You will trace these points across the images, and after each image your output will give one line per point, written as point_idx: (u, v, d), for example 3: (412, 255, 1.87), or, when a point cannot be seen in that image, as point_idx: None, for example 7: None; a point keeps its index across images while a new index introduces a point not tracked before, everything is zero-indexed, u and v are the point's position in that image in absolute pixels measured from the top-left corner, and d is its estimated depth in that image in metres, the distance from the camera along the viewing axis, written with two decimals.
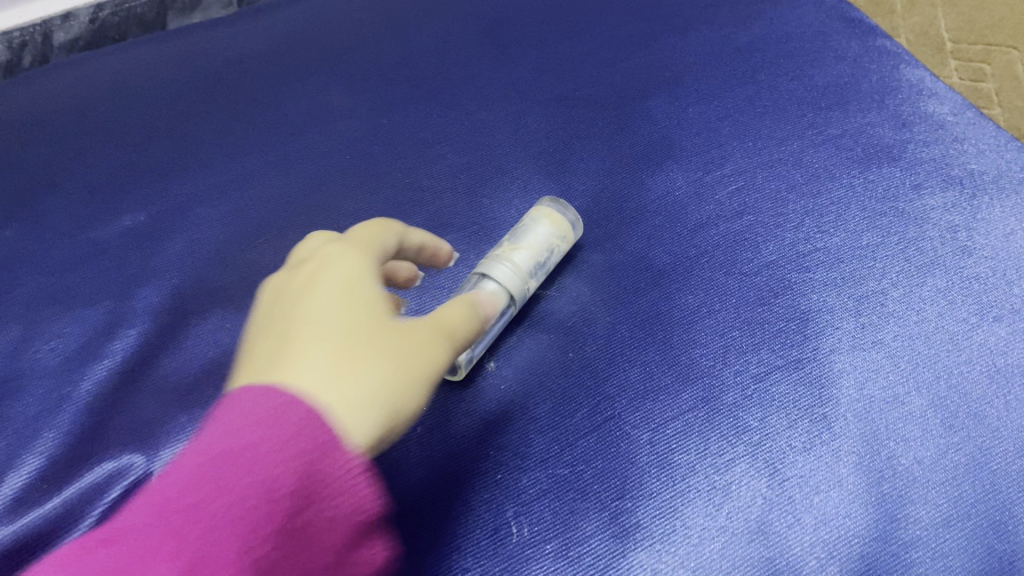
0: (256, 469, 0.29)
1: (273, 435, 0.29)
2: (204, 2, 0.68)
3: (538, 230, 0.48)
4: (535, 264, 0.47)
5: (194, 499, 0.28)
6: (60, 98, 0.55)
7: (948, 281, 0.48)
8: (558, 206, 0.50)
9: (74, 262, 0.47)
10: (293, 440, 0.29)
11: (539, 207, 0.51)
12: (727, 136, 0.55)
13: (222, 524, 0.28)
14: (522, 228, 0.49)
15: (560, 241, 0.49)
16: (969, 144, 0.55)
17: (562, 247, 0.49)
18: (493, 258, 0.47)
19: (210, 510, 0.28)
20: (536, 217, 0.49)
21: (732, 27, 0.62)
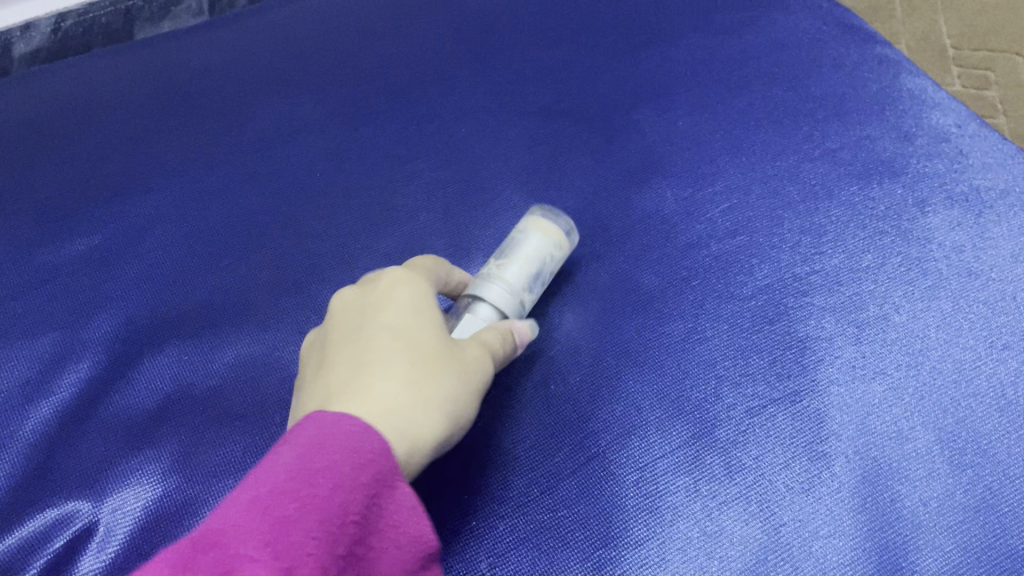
0: (341, 489, 0.28)
1: (352, 456, 0.29)
2: (173, 11, 0.66)
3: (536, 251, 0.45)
4: (530, 278, 0.44)
5: (283, 513, 0.26)
6: (15, 113, 0.53)
7: (954, 306, 0.45)
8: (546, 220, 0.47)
9: (22, 290, 0.44)
10: (367, 463, 0.29)
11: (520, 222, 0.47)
12: (719, 151, 0.53)
13: (310, 543, 0.26)
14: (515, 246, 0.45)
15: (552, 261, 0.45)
16: (974, 158, 0.52)
17: (557, 256, 0.45)
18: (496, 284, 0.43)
19: (301, 525, 0.26)
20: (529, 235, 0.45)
21: (724, 34, 0.59)
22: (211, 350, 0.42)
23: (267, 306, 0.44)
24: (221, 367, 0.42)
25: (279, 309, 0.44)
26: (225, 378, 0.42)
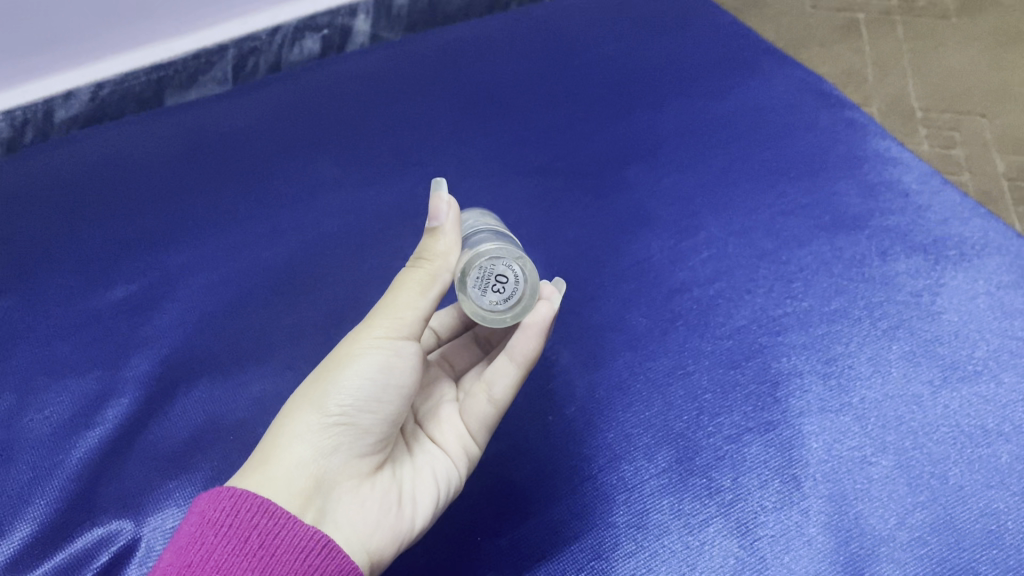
0: (228, 566, 0.33)
1: (233, 534, 0.34)
2: (200, 79, 0.72)
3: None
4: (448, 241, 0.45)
5: None
6: (57, 173, 0.58)
7: (912, 345, 0.49)
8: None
9: (66, 333, 0.49)
10: (247, 534, 0.34)
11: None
12: (700, 205, 0.58)
13: None
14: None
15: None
16: (932, 212, 0.57)
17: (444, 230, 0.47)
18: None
19: None
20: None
21: (703, 102, 0.66)
22: (240, 385, 0.47)
23: (289, 345, 0.49)
24: (248, 400, 0.46)
25: (300, 348, 0.49)
26: (252, 410, 0.46)
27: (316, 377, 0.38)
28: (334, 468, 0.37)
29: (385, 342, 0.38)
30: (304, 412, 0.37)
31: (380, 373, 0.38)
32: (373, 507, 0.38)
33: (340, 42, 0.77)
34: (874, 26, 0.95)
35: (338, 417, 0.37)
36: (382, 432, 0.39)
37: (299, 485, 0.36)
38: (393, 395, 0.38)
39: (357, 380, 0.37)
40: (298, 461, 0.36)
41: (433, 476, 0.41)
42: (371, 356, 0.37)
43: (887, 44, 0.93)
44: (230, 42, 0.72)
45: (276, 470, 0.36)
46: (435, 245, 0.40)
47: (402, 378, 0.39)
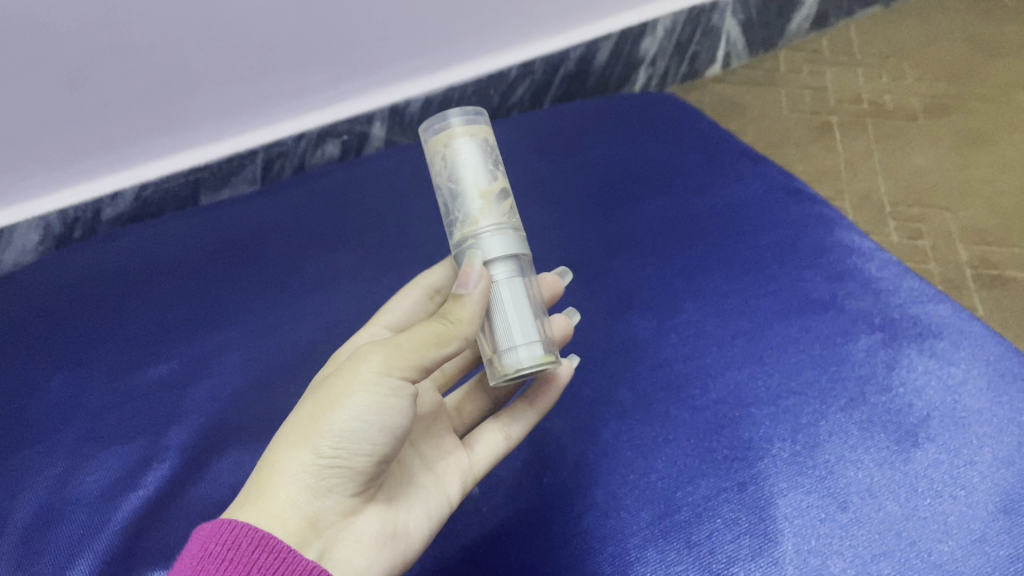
0: None
1: (234, 567, 0.38)
2: (232, 181, 0.83)
3: (453, 184, 0.47)
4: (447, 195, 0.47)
5: None
6: (108, 266, 0.67)
7: (871, 414, 0.55)
8: (446, 138, 0.47)
9: (113, 407, 0.55)
10: (247, 566, 0.38)
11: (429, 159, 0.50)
12: (680, 291, 0.64)
13: None
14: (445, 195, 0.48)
15: (469, 154, 0.47)
16: (890, 296, 0.64)
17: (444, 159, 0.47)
18: (458, 243, 0.46)
19: None
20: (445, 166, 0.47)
21: (682, 201, 0.74)
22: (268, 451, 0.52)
23: None
24: None
25: None
26: None
27: (313, 414, 0.41)
28: (329, 507, 0.41)
29: (379, 383, 0.40)
30: (301, 452, 0.40)
31: (378, 416, 0.40)
32: (369, 542, 0.43)
33: (357, 146, 0.88)
34: (846, 128, 1.04)
35: (333, 460, 0.40)
36: (375, 471, 0.42)
37: (294, 524, 0.40)
38: (389, 435, 0.41)
39: (353, 423, 0.40)
40: (296, 501, 0.40)
41: (426, 512, 0.47)
42: (368, 403, 0.40)
43: (858, 144, 1.01)
44: (260, 148, 0.81)
45: (273, 510, 0.40)
46: (460, 312, 0.43)
47: (399, 419, 0.41)
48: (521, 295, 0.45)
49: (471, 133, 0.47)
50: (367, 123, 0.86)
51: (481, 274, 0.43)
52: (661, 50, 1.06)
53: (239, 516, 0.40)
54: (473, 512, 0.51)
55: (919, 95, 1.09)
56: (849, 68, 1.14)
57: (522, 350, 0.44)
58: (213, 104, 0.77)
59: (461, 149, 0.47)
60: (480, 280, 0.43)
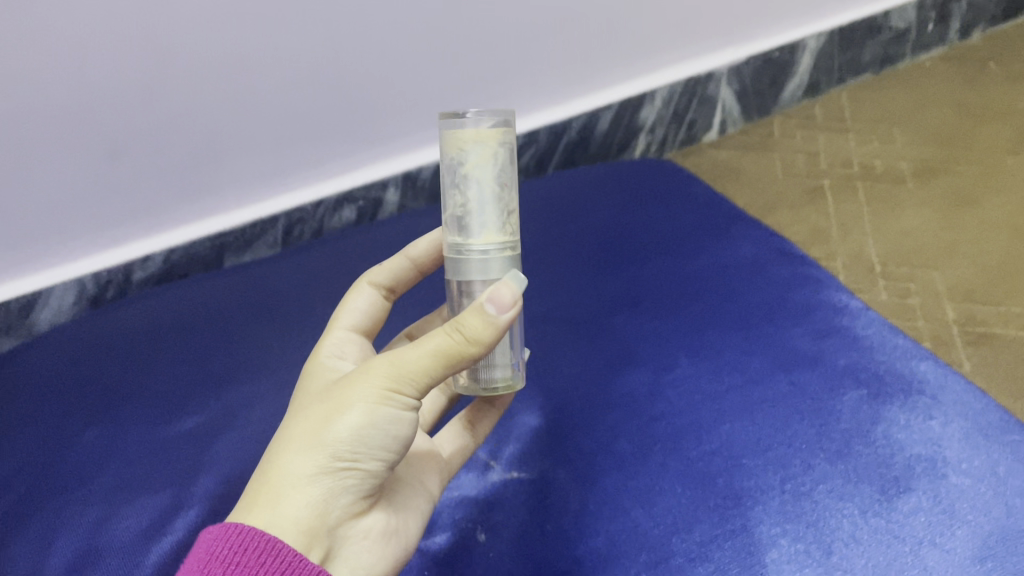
0: None
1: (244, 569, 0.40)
2: (255, 244, 0.88)
3: (488, 189, 0.48)
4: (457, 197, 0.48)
5: None
6: (142, 326, 0.72)
7: (856, 465, 0.58)
8: (490, 142, 0.48)
9: (146, 456, 0.59)
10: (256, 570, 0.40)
11: (446, 142, 0.49)
12: (675, 348, 0.69)
13: None
14: (466, 191, 0.48)
15: (505, 168, 0.49)
16: (875, 353, 0.68)
17: (462, 163, 0.48)
18: (477, 249, 0.48)
19: None
20: (480, 166, 0.48)
21: (676, 265, 0.79)
22: None
23: None
24: None
25: None
26: None
27: (326, 421, 0.44)
28: (342, 507, 0.44)
29: (393, 392, 0.44)
30: (316, 455, 0.43)
31: (391, 424, 0.44)
32: (374, 542, 0.46)
33: (373, 210, 0.93)
34: (837, 190, 1.09)
35: (348, 463, 0.43)
36: (382, 473, 0.46)
37: (309, 524, 0.42)
38: (399, 442, 0.45)
39: (370, 429, 0.43)
40: (310, 502, 0.42)
41: (422, 511, 0.51)
42: (384, 412, 0.44)
43: (849, 206, 1.06)
44: (282, 214, 0.88)
45: (288, 510, 0.42)
46: (482, 336, 0.43)
47: (408, 427, 0.45)
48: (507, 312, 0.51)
49: (489, 139, 0.48)
50: (382, 189, 0.92)
51: (516, 301, 0.44)
52: (659, 117, 1.12)
53: (250, 518, 0.42)
54: (480, 558, 0.55)
55: (909, 159, 1.14)
56: (841, 134, 1.19)
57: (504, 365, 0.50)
58: (241, 172, 0.84)
59: (478, 155, 0.48)
60: (515, 307, 0.44)
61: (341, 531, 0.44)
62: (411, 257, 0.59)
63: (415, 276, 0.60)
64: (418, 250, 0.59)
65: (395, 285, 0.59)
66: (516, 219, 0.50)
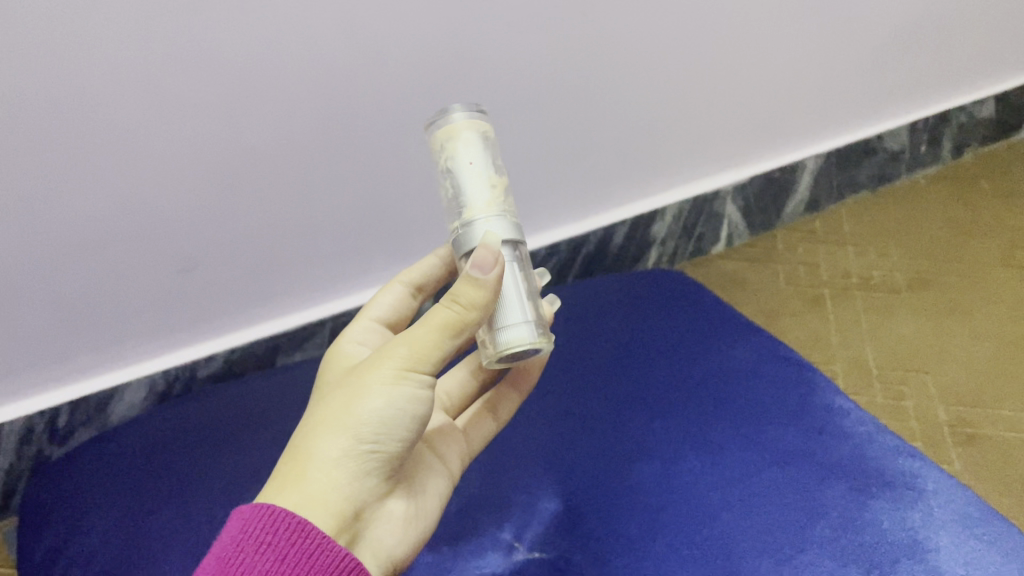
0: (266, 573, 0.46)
1: (270, 550, 0.46)
2: (305, 345, 1.00)
3: (467, 168, 0.55)
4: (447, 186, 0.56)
5: None
6: (208, 418, 0.82)
7: (845, 551, 0.65)
8: (467, 125, 0.56)
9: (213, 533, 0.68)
10: (282, 551, 0.46)
11: (431, 144, 0.58)
12: (682, 443, 0.77)
13: None
14: (451, 177, 0.56)
15: (482, 150, 0.56)
16: (867, 449, 0.75)
17: (444, 152, 0.56)
18: (467, 222, 0.54)
19: None
20: (458, 151, 0.56)
21: (685, 366, 0.88)
22: None
23: None
24: None
25: None
26: None
27: (348, 407, 0.51)
28: (365, 489, 0.52)
29: (409, 376, 0.51)
30: (341, 437, 0.50)
31: (408, 405, 0.51)
32: (392, 526, 0.55)
33: None
34: (837, 299, 1.17)
35: (370, 446, 0.51)
36: (399, 454, 0.53)
37: (337, 506, 0.49)
38: (414, 422, 0.52)
39: (389, 411, 0.51)
40: (336, 485, 0.50)
41: (434, 497, 0.60)
42: (401, 393, 0.51)
43: (848, 313, 1.14)
44: (328, 319, 1.00)
45: (317, 491, 0.49)
46: (477, 298, 0.49)
47: (422, 407, 0.52)
48: (521, 280, 0.54)
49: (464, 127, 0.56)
50: None
51: (498, 260, 0.50)
52: (670, 232, 1.23)
53: (281, 502, 0.48)
54: None
55: (905, 271, 1.22)
56: (840, 246, 1.28)
57: (525, 328, 0.53)
58: (293, 282, 0.95)
59: (455, 141, 0.56)
60: (499, 267, 0.50)
61: (363, 509, 0.52)
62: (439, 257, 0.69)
63: (443, 275, 0.71)
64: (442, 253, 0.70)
65: (421, 283, 0.70)
66: (507, 198, 0.56)
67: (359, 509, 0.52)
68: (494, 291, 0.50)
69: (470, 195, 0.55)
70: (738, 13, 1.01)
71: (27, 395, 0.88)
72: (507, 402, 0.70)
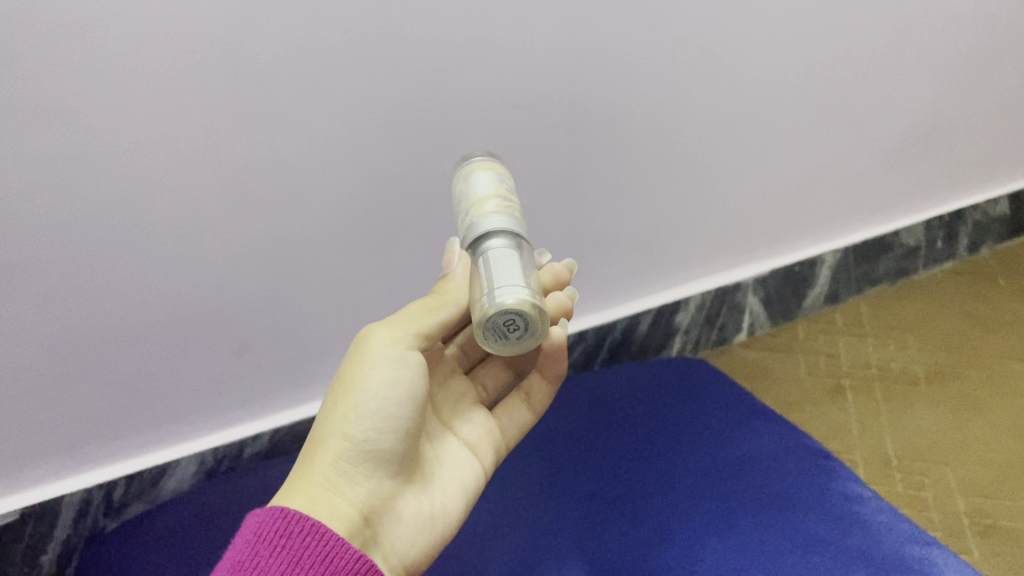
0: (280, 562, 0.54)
1: (282, 544, 0.54)
2: None
3: (471, 187, 0.66)
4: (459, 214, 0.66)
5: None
6: (254, 494, 0.87)
7: None
8: (483, 168, 0.68)
9: None
10: (292, 544, 0.54)
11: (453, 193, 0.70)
12: (705, 528, 0.80)
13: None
14: (460, 204, 0.67)
15: (489, 175, 0.67)
16: (886, 537, 0.77)
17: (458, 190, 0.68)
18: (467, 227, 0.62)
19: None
20: (466, 182, 0.67)
21: (707, 452, 0.91)
22: None
23: None
24: None
25: None
26: None
27: (338, 408, 0.60)
28: (365, 486, 0.60)
29: (386, 364, 0.59)
30: (335, 436, 0.59)
31: (388, 389, 0.59)
32: (407, 520, 0.62)
33: None
34: (857, 390, 1.20)
35: (357, 441, 0.59)
36: (398, 447, 0.60)
37: (336, 505, 0.58)
38: (402, 407, 0.59)
39: (369, 403, 0.59)
40: (334, 484, 0.59)
41: (461, 490, 0.66)
42: (379, 382, 0.59)
43: (868, 404, 1.18)
44: None
45: (319, 493, 0.58)
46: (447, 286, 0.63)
47: (404, 392, 0.59)
48: (508, 257, 0.58)
49: (475, 169, 0.68)
50: None
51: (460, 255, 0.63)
52: (693, 321, 1.27)
53: (289, 504, 0.58)
54: None
55: (923, 364, 1.25)
56: (860, 338, 1.32)
57: (507, 291, 0.55)
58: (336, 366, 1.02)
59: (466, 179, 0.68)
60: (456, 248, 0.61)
61: (371, 505, 0.60)
62: None
63: None
64: None
65: None
66: (511, 208, 0.64)
67: (366, 506, 0.60)
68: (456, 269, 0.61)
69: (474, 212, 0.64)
70: (757, 120, 1.08)
71: (86, 471, 0.93)
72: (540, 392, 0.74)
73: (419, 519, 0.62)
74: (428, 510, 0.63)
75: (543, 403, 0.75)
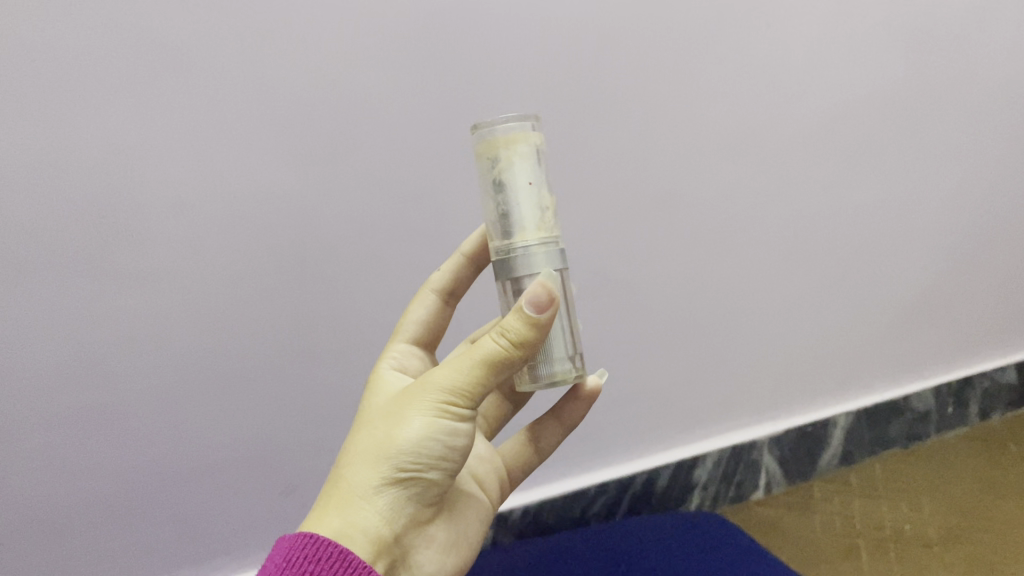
0: None
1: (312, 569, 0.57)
2: None
3: (520, 177, 0.65)
4: (509, 209, 0.65)
5: None
6: None
7: None
8: (529, 144, 0.66)
9: None
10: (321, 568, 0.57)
11: (483, 146, 0.67)
12: None
13: None
14: (503, 187, 0.65)
15: (531, 166, 0.66)
16: None
17: (505, 162, 0.65)
18: (522, 246, 0.64)
19: None
20: (511, 167, 0.65)
21: None
22: None
23: None
24: None
25: None
26: None
27: (393, 437, 0.60)
28: (402, 518, 0.63)
29: (447, 406, 0.61)
30: (385, 464, 0.60)
31: (444, 433, 0.61)
32: (431, 551, 0.67)
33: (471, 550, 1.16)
34: (871, 551, 1.24)
35: (406, 475, 0.61)
36: (438, 485, 0.64)
37: (372, 532, 0.60)
38: (453, 449, 0.62)
39: (428, 442, 0.60)
40: (375, 509, 0.60)
41: (473, 530, 0.73)
42: (441, 425, 0.61)
43: (881, 564, 1.21)
44: None
45: (357, 515, 0.59)
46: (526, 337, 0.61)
47: (458, 434, 0.62)
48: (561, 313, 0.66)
49: (523, 149, 0.66)
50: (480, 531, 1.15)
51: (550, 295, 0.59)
52: (711, 476, 1.32)
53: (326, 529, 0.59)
54: None
55: (935, 526, 1.29)
56: (874, 499, 1.37)
57: (565, 363, 0.65)
58: None
59: (514, 157, 0.65)
60: (553, 306, 0.59)
61: (401, 532, 0.63)
62: (464, 255, 0.85)
63: (470, 273, 0.86)
64: (467, 248, 0.85)
65: (449, 287, 0.86)
66: (552, 218, 0.66)
67: (397, 532, 0.62)
68: (543, 326, 0.59)
69: (530, 225, 0.64)
70: (764, 291, 1.18)
71: None
72: (550, 435, 0.87)
73: (438, 553, 0.68)
74: (446, 547, 0.69)
75: (549, 444, 0.87)
